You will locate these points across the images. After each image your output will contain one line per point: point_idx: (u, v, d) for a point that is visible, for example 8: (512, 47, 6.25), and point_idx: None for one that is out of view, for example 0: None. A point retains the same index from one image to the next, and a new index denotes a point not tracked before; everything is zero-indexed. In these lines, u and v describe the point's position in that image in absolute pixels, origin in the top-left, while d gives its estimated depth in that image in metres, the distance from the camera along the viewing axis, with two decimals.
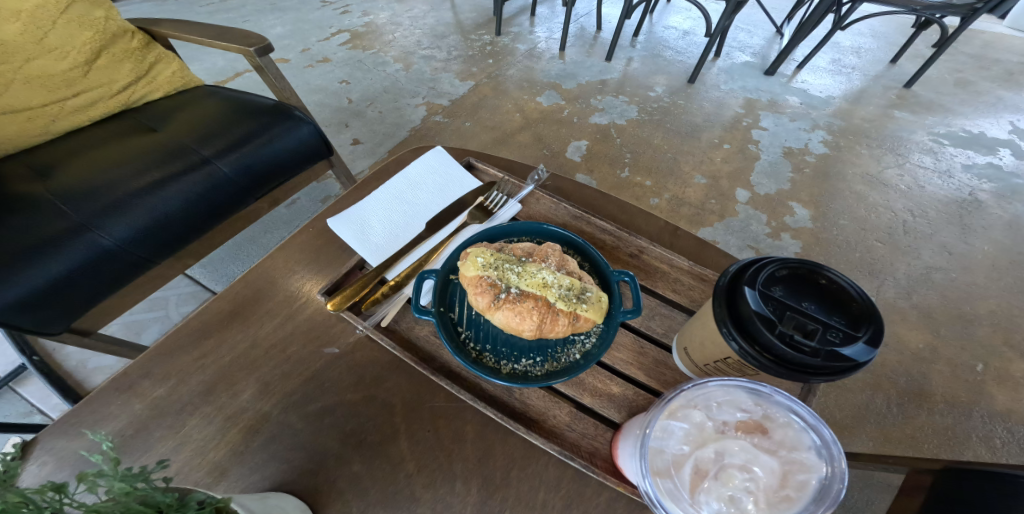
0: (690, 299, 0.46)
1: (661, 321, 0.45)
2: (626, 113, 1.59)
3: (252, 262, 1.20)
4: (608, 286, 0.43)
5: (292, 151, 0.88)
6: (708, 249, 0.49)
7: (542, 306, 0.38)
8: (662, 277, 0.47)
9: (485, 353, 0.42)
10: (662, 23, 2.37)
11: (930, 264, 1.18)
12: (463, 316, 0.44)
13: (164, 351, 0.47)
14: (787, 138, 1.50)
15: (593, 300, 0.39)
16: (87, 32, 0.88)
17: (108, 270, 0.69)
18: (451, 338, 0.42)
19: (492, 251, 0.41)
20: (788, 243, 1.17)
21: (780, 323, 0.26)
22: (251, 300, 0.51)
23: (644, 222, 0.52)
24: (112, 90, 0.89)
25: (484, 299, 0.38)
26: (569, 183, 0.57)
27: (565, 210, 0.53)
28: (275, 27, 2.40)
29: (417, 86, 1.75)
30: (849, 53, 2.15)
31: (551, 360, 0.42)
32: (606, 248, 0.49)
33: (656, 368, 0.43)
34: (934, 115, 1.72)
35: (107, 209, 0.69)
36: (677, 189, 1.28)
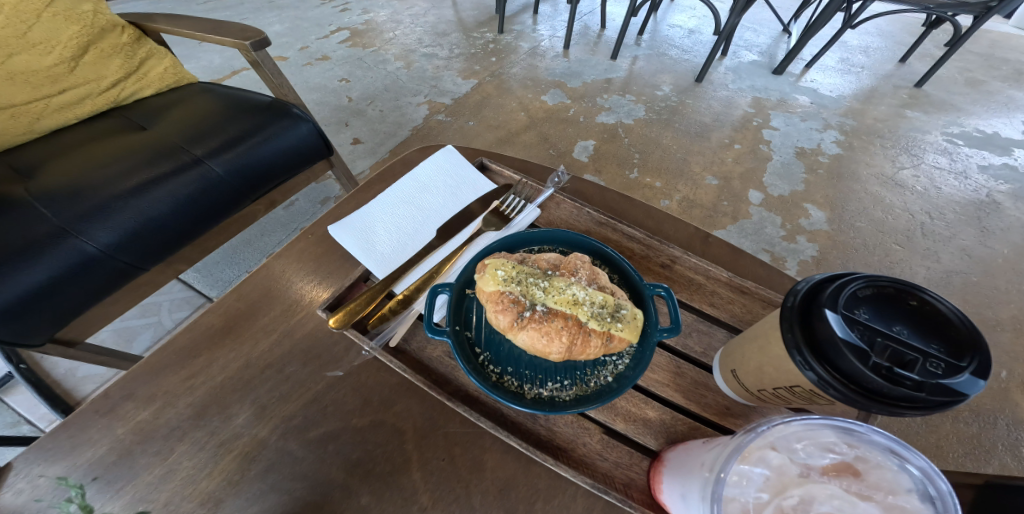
0: (730, 314, 0.43)
1: (699, 339, 0.42)
2: (633, 112, 1.55)
3: (248, 266, 1.15)
4: (641, 298, 0.40)
5: (289, 151, 0.84)
6: (745, 257, 0.46)
7: (573, 326, 0.35)
8: (698, 289, 0.44)
9: (507, 375, 0.39)
10: (666, 21, 2.34)
11: (950, 268, 1.15)
12: (479, 335, 0.41)
13: (149, 370, 0.42)
14: (798, 139, 1.47)
15: (628, 318, 0.36)
16: (74, 26, 0.84)
17: (93, 277, 0.65)
18: (468, 360, 0.38)
19: (514, 263, 0.38)
20: (804, 246, 1.14)
21: (872, 352, 0.23)
22: (248, 313, 0.46)
23: (672, 228, 0.49)
24: (101, 87, 0.85)
25: (507, 318, 0.35)
26: (590, 185, 0.54)
27: (589, 216, 0.49)
28: (273, 25, 2.35)
29: (418, 84, 1.70)
30: (858, 51, 2.12)
31: (580, 383, 0.38)
32: (635, 258, 0.46)
33: (695, 390, 0.40)
34: (947, 114, 1.69)
35: (90, 213, 0.64)
36: (688, 189, 1.25)
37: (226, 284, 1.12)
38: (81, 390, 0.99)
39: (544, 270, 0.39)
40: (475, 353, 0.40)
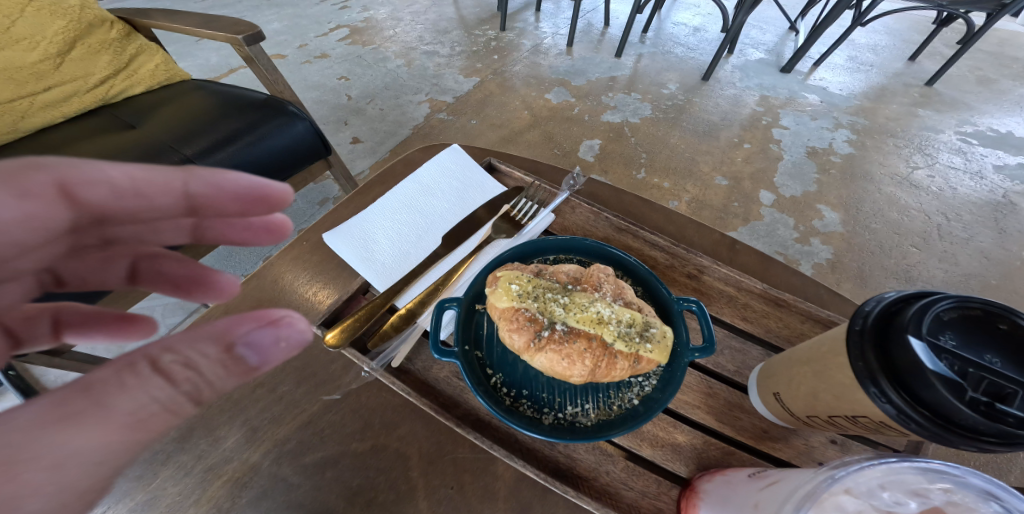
0: (766, 329, 0.40)
1: (732, 357, 0.40)
2: (640, 111, 1.51)
3: (245, 270, 1.12)
4: (667, 313, 0.37)
5: (284, 151, 0.80)
6: (773, 265, 0.44)
7: (598, 347, 0.33)
8: (729, 301, 0.42)
9: (522, 399, 0.36)
10: (670, 19, 2.30)
11: (969, 271, 1.11)
12: (491, 353, 0.38)
13: None
14: (809, 138, 1.43)
15: (658, 338, 0.33)
16: (59, 21, 0.82)
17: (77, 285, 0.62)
18: (480, 382, 0.35)
19: (530, 276, 0.36)
20: (818, 249, 1.10)
21: (967, 386, 0.21)
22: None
23: (697, 234, 0.46)
24: (89, 84, 0.82)
25: (522, 337, 0.33)
26: (605, 189, 0.51)
27: (608, 222, 0.46)
28: (272, 23, 2.32)
29: (419, 82, 1.67)
30: (866, 50, 2.08)
31: (603, 406, 0.36)
32: (660, 268, 0.43)
33: (728, 412, 0.38)
34: (959, 114, 1.65)
35: None
36: (698, 190, 1.21)
37: None
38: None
39: (564, 284, 0.36)
40: (488, 375, 0.37)
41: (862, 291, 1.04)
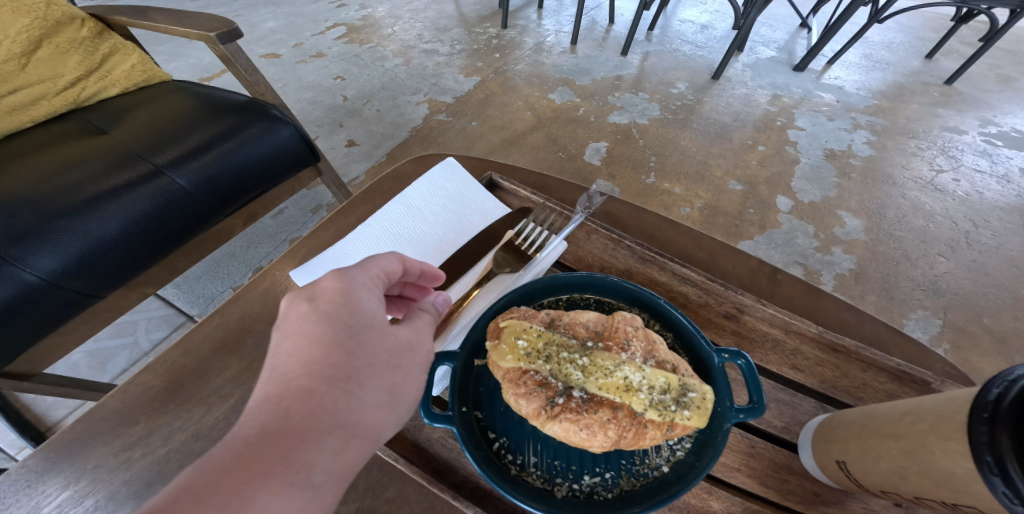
0: (819, 379, 0.35)
1: (778, 411, 0.35)
2: (647, 111, 1.45)
3: (234, 282, 1.06)
4: (704, 367, 0.31)
5: (266, 158, 0.76)
6: (823, 300, 0.40)
7: (624, 420, 0.27)
8: (775, 347, 0.37)
9: (530, 469, 0.30)
10: (677, 16, 2.23)
11: (1002, 281, 1.04)
12: (493, 413, 0.32)
13: (77, 442, 0.37)
14: (826, 139, 1.37)
15: (697, 403, 0.28)
16: (23, 19, 0.80)
17: (40, 309, 0.57)
18: (480, 450, 0.30)
19: (541, 329, 0.31)
20: (841, 258, 1.04)
21: None
22: (200, 371, 0.40)
23: (731, 263, 0.43)
24: (58, 85, 0.79)
25: (532, 405, 0.28)
26: (628, 213, 0.47)
27: (629, 251, 0.42)
28: (268, 22, 2.27)
29: (418, 82, 1.61)
30: (881, 47, 2.01)
31: (627, 475, 0.29)
32: (693, 307, 0.39)
33: (775, 474, 0.32)
34: (981, 113, 1.59)
35: (27, 234, 0.55)
36: (711, 195, 1.15)
37: (209, 301, 1.02)
38: (51, 416, 0.89)
39: (582, 340, 0.31)
40: (489, 439, 0.31)
41: (888, 304, 0.97)
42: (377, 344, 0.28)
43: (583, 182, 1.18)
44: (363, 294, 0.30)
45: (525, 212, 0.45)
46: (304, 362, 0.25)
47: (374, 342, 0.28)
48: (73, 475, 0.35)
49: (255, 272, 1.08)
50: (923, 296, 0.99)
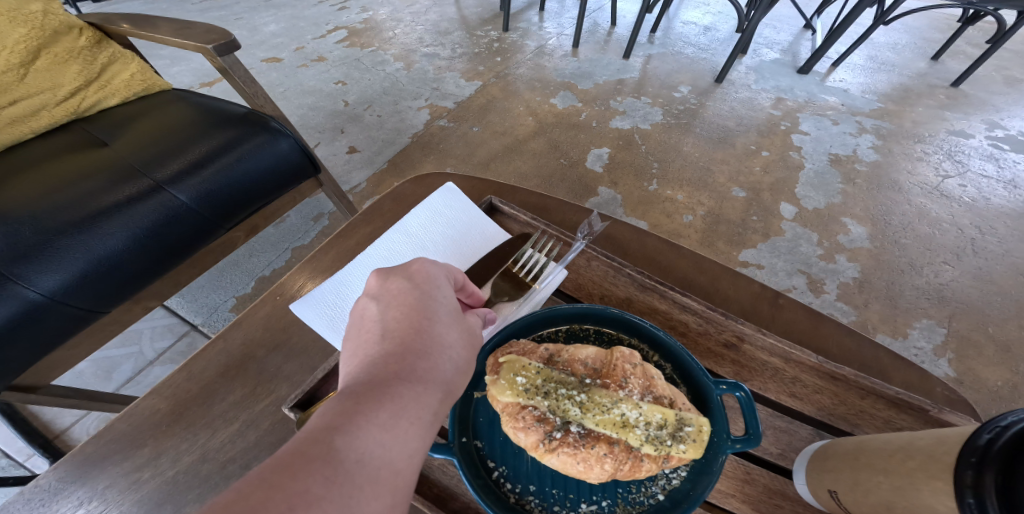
0: (818, 407, 0.34)
1: (775, 438, 0.34)
2: (650, 116, 1.44)
3: (237, 290, 1.06)
4: (703, 399, 0.30)
5: (266, 171, 0.76)
6: (824, 324, 0.40)
7: (621, 454, 0.26)
8: (774, 375, 0.36)
9: (527, 497, 0.29)
10: (679, 18, 2.23)
11: (1006, 289, 1.03)
12: (493, 442, 0.31)
13: (85, 464, 0.37)
14: (831, 144, 1.36)
15: (693, 437, 0.27)
16: (21, 29, 0.80)
17: (46, 326, 0.57)
18: (478, 478, 0.29)
19: (539, 365, 0.30)
20: (845, 267, 1.03)
21: None
22: (204, 395, 0.40)
23: (732, 288, 0.43)
24: (58, 96, 0.79)
25: (529, 439, 0.27)
26: (630, 237, 0.48)
27: (628, 278, 0.42)
28: (269, 25, 2.28)
29: (419, 87, 1.61)
30: (886, 49, 1.99)
31: (623, 503, 0.29)
32: (692, 335, 0.38)
33: (769, 501, 0.32)
34: (988, 116, 1.57)
35: (28, 252, 0.55)
36: (714, 202, 1.14)
37: (212, 310, 1.03)
38: (58, 424, 0.89)
39: (580, 377, 0.30)
40: (488, 467, 0.30)
41: (893, 313, 0.96)
42: (462, 323, 0.30)
43: (585, 190, 1.17)
44: (445, 281, 0.32)
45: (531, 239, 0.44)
46: (406, 329, 0.28)
47: (458, 320, 0.30)
48: (86, 495, 0.35)
49: (258, 281, 1.08)
50: (928, 304, 0.98)
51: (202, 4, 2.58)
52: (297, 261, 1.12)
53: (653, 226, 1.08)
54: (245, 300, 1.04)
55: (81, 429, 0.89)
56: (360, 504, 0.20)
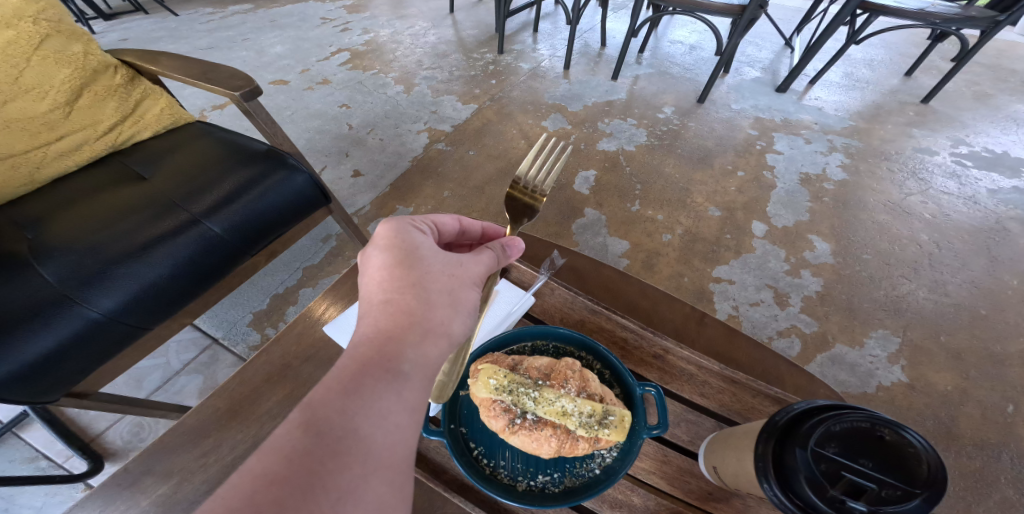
0: (720, 404, 0.45)
1: (687, 428, 0.44)
2: (634, 137, 1.54)
3: (253, 307, 1.16)
4: (629, 396, 0.41)
5: (286, 202, 0.87)
6: (737, 339, 0.52)
7: (562, 434, 0.36)
8: (690, 380, 0.47)
9: (499, 468, 0.39)
10: (667, 38, 2.35)
11: (958, 300, 1.12)
12: (473, 428, 0.41)
13: (163, 448, 0.47)
14: (802, 163, 1.45)
15: (617, 423, 0.36)
16: (65, 69, 0.90)
17: (104, 340, 0.67)
18: (461, 455, 0.39)
19: (505, 370, 0.40)
20: (809, 281, 1.12)
21: (831, 486, 0.27)
22: (252, 396, 0.51)
23: (668, 309, 0.56)
24: (98, 131, 0.90)
25: (498, 423, 0.37)
26: (588, 265, 0.61)
27: (582, 304, 0.52)
28: (275, 47, 2.39)
29: (418, 110, 1.71)
30: (862, 65, 2.11)
31: (570, 474, 0.39)
32: (629, 348, 0.49)
33: (680, 476, 0.42)
34: (954, 132, 1.67)
35: (91, 279, 0.66)
36: (691, 222, 1.23)
37: (231, 325, 1.12)
38: (94, 427, 0.99)
39: (535, 379, 0.40)
40: (469, 446, 0.40)
41: (851, 324, 1.05)
42: (423, 271, 0.40)
43: (572, 211, 1.26)
44: (407, 240, 0.42)
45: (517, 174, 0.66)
46: (378, 287, 0.38)
47: (420, 270, 0.40)
48: (166, 471, 0.46)
49: (272, 298, 1.18)
50: (884, 315, 1.07)
51: (211, 28, 2.71)
52: (308, 279, 1.22)
53: (634, 245, 1.18)
54: (261, 315, 1.14)
55: (114, 433, 0.99)
56: (334, 481, 0.27)
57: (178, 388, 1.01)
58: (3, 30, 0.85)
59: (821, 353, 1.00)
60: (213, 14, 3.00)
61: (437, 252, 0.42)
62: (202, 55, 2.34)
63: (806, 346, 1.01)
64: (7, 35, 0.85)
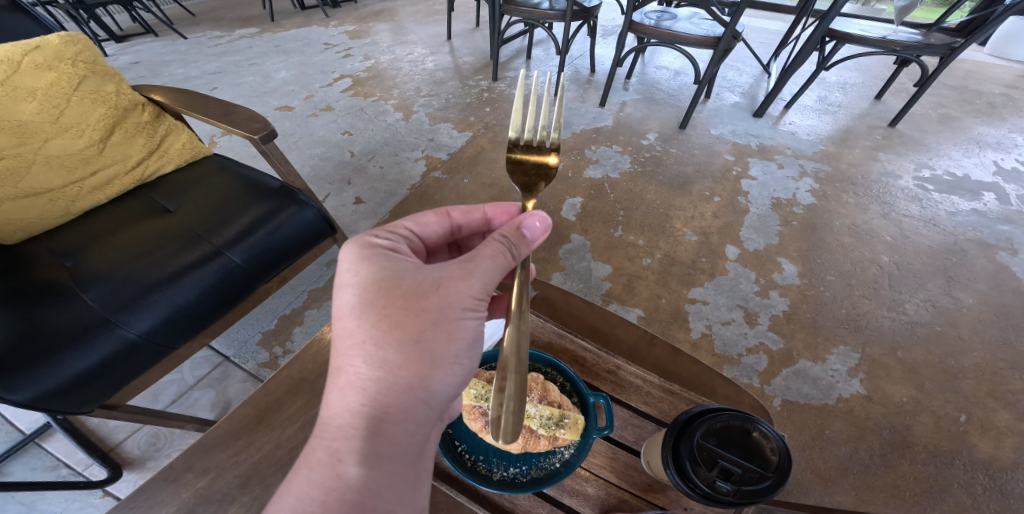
0: (659, 410, 0.60)
1: (633, 431, 0.59)
2: (619, 164, 1.65)
3: (262, 326, 1.25)
4: (584, 403, 0.57)
5: (298, 236, 0.96)
6: (679, 358, 0.70)
7: (527, 432, 0.52)
8: (637, 391, 0.61)
9: (479, 462, 0.55)
10: (654, 63, 2.49)
11: (915, 318, 1.21)
12: (459, 430, 0.58)
13: (201, 449, 0.57)
14: (774, 189, 1.57)
15: (570, 424, 0.53)
16: (100, 108, 0.99)
17: (136, 357, 0.75)
18: (451, 453, 0.55)
19: (483, 384, 0.57)
20: (776, 301, 1.22)
21: (710, 469, 0.44)
22: (277, 405, 0.61)
23: (624, 331, 0.74)
24: (128, 166, 1.00)
25: (477, 424, 0.54)
26: (560, 295, 0.78)
27: (550, 329, 0.67)
28: (280, 72, 2.51)
29: (417, 138, 1.82)
30: (835, 89, 2.25)
31: (535, 467, 0.54)
32: (588, 365, 0.64)
33: (626, 470, 0.56)
34: (919, 156, 1.79)
35: (129, 304, 0.75)
36: (669, 247, 1.34)
37: (242, 344, 1.21)
38: (113, 438, 1.06)
39: None
40: (456, 445, 0.56)
41: (814, 341, 1.14)
42: (377, 315, 0.42)
43: (560, 237, 1.36)
44: (368, 271, 0.44)
45: (509, 141, 0.71)
46: (340, 331, 0.43)
47: (376, 313, 0.42)
48: (203, 468, 0.55)
49: (280, 318, 1.27)
50: (845, 332, 1.17)
51: (218, 52, 2.83)
52: (313, 301, 1.32)
53: (616, 269, 1.27)
54: (269, 335, 1.23)
55: (133, 442, 1.05)
56: None
57: (191, 402, 1.09)
58: (47, 73, 0.95)
59: (785, 367, 1.09)
60: (220, 37, 3.12)
61: (398, 276, 0.44)
62: (211, 80, 2.45)
63: (773, 362, 1.10)
64: (50, 78, 0.95)
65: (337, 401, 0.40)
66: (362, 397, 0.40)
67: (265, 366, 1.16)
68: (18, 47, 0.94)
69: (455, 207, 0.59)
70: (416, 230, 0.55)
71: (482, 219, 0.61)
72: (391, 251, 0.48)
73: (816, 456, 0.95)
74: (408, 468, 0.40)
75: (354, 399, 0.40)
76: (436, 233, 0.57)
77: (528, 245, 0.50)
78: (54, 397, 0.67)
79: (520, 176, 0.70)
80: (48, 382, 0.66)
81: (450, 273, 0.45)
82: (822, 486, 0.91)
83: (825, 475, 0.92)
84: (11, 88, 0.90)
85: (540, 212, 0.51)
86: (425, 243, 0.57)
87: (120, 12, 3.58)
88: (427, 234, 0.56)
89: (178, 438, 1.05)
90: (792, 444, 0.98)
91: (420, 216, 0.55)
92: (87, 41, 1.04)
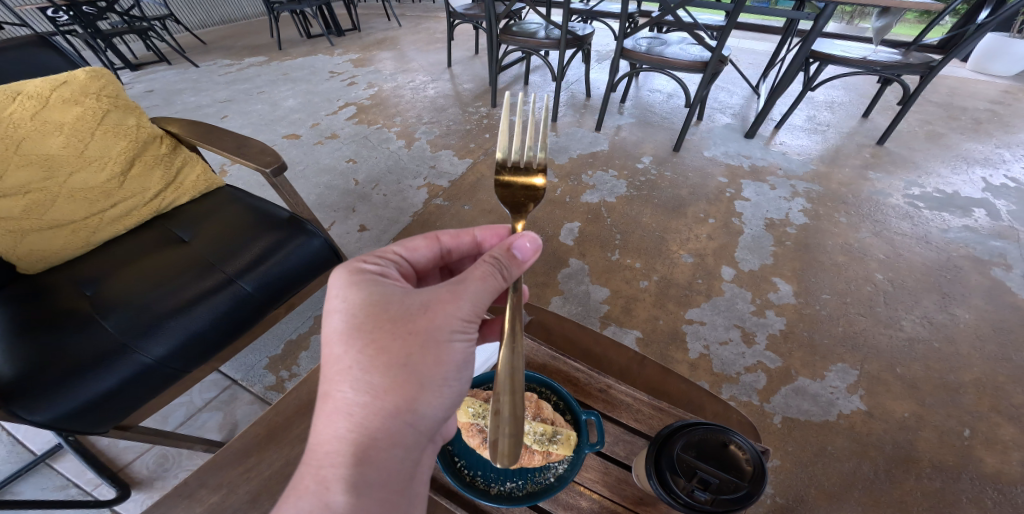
0: (650, 426, 0.62)
1: (624, 446, 0.61)
2: (615, 188, 1.70)
3: (269, 352, 1.27)
4: (576, 421, 0.59)
5: (304, 264, 0.99)
6: (668, 377, 0.73)
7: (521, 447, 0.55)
8: (627, 408, 0.64)
9: (477, 477, 0.57)
10: (648, 87, 2.59)
11: (912, 335, 1.22)
12: (459, 446, 0.60)
13: (215, 466, 0.59)
14: (767, 209, 1.62)
15: (563, 440, 0.55)
16: (122, 142, 1.05)
17: (151, 380, 0.77)
18: (451, 469, 0.57)
19: (481, 401, 0.61)
20: (772, 320, 1.25)
21: (688, 480, 0.46)
22: (286, 424, 0.63)
23: (616, 353, 0.77)
24: (146, 198, 1.05)
25: (474, 440, 0.57)
26: (552, 318, 0.82)
27: (544, 352, 0.70)
28: (287, 100, 2.60)
29: (418, 165, 1.89)
30: (824, 108, 2.33)
31: (531, 482, 0.56)
32: (581, 385, 0.67)
33: (618, 484, 0.58)
34: (909, 174, 1.83)
35: (145, 330, 0.78)
36: (666, 268, 1.38)
37: (250, 368, 1.23)
38: (122, 459, 1.07)
39: None
40: (455, 461, 0.58)
41: (812, 359, 1.16)
42: (360, 344, 0.44)
43: (558, 261, 1.40)
44: (354, 296, 0.47)
45: (498, 162, 0.73)
46: (327, 357, 0.45)
47: (358, 341, 0.44)
48: (216, 486, 0.58)
49: (286, 343, 1.29)
50: (843, 349, 1.18)
51: (227, 82, 2.93)
52: (319, 326, 1.35)
53: (614, 291, 1.31)
54: (276, 359, 1.25)
55: (138, 464, 1.06)
56: None
57: (200, 424, 1.11)
58: (73, 107, 1.00)
59: (784, 385, 1.11)
60: (229, 66, 3.24)
61: (384, 301, 0.46)
62: (221, 108, 2.54)
63: (771, 379, 1.12)
64: (76, 113, 1.00)
65: (328, 424, 0.43)
66: (349, 422, 0.42)
67: (272, 389, 1.18)
68: (48, 83, 1.00)
69: (445, 231, 0.61)
70: (406, 254, 0.58)
71: (470, 240, 0.64)
72: (379, 275, 0.51)
73: (819, 473, 0.96)
74: (396, 494, 0.43)
75: (344, 423, 0.42)
76: (426, 256, 0.60)
77: (519, 263, 0.52)
78: (70, 419, 0.70)
79: (509, 198, 0.71)
80: (65, 405, 0.68)
81: (437, 296, 0.47)
82: (826, 503, 0.91)
83: (829, 491, 0.93)
84: (40, 124, 0.95)
85: (531, 233, 0.53)
86: (415, 267, 0.60)
87: (133, 41, 3.75)
88: (417, 258, 0.59)
89: (186, 459, 1.06)
90: (795, 461, 0.98)
91: (409, 240, 0.58)
92: (111, 76, 1.10)
